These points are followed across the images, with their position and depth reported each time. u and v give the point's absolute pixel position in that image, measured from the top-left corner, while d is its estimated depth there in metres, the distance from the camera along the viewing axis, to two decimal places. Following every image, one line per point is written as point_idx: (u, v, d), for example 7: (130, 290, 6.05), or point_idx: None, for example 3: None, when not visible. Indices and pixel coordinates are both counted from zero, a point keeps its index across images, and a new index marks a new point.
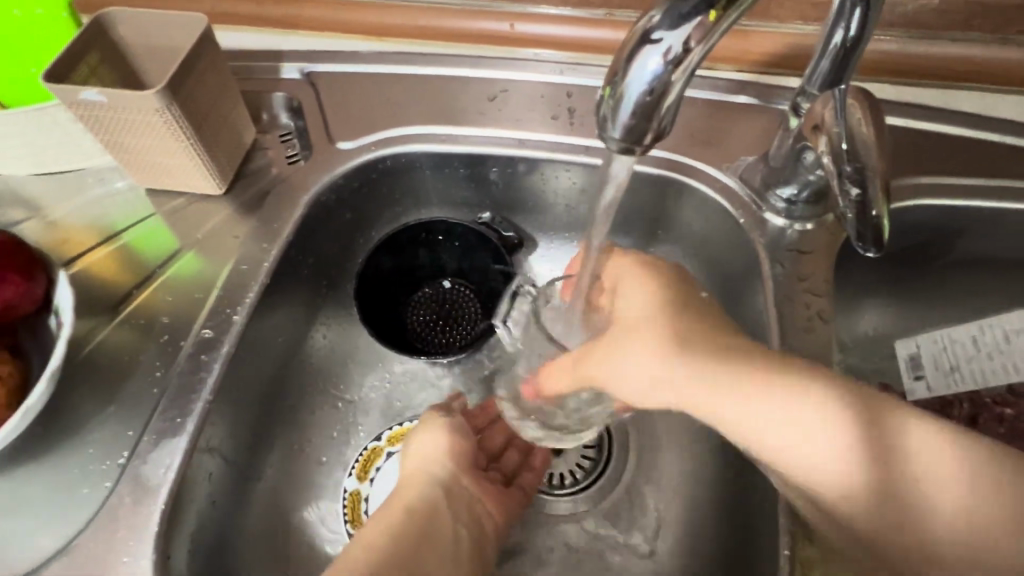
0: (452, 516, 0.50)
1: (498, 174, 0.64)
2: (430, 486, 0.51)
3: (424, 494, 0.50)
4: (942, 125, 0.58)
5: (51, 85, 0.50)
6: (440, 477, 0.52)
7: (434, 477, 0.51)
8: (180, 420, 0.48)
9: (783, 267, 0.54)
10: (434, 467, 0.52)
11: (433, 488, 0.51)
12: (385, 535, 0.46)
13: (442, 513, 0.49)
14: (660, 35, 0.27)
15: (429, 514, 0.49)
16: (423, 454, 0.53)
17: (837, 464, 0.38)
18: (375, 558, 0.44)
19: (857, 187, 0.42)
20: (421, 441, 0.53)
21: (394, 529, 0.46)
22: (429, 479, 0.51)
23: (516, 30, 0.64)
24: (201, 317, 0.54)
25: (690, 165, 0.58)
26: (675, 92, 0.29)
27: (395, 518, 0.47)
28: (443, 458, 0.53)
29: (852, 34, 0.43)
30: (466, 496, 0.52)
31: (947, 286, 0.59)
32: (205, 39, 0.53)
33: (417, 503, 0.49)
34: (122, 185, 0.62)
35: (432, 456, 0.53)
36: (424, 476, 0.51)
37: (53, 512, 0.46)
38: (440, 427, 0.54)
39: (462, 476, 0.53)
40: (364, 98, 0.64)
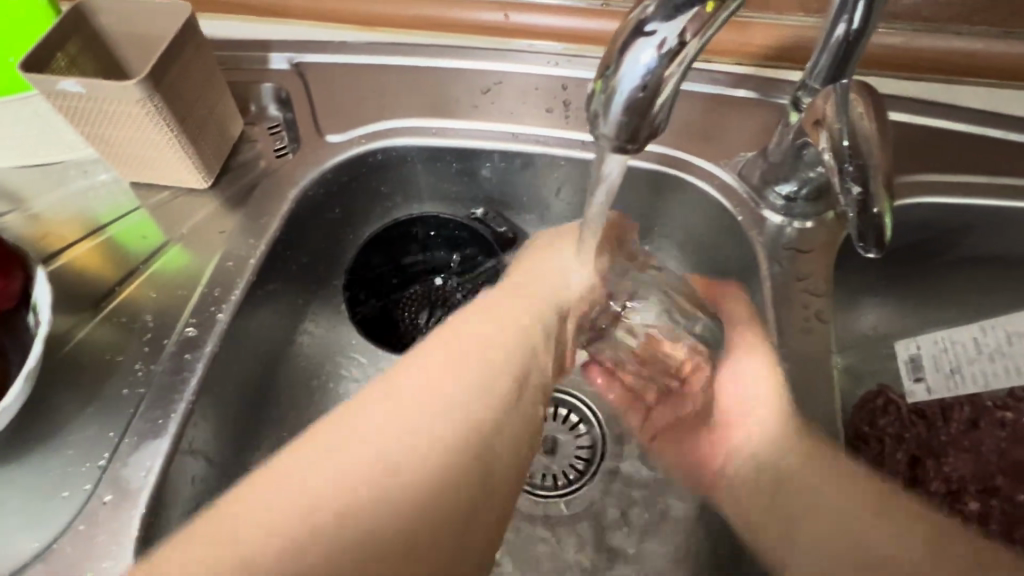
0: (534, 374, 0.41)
1: (491, 169, 0.62)
2: (547, 308, 0.44)
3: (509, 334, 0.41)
4: (946, 120, 0.56)
5: (29, 75, 0.48)
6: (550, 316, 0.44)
7: (553, 297, 0.45)
8: (162, 421, 0.47)
9: (781, 266, 0.52)
10: (559, 284, 0.45)
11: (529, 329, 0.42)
12: (458, 375, 0.38)
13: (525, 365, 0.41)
14: (655, 26, 0.26)
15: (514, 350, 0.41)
16: (535, 296, 0.44)
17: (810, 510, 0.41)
18: (429, 399, 0.37)
19: (859, 184, 0.41)
20: (544, 266, 0.46)
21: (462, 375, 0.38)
22: (551, 301, 0.44)
23: (510, 21, 0.63)
24: (186, 313, 0.52)
25: (687, 161, 0.56)
26: (669, 87, 0.27)
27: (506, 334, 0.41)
28: (553, 291, 0.45)
29: (855, 27, 0.42)
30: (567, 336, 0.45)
31: (950, 286, 0.58)
32: (189, 28, 0.52)
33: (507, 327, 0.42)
34: (105, 178, 0.60)
35: (532, 302, 0.44)
36: (517, 317, 0.42)
37: (31, 515, 0.45)
38: (570, 260, 0.46)
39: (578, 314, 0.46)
40: (354, 90, 0.62)
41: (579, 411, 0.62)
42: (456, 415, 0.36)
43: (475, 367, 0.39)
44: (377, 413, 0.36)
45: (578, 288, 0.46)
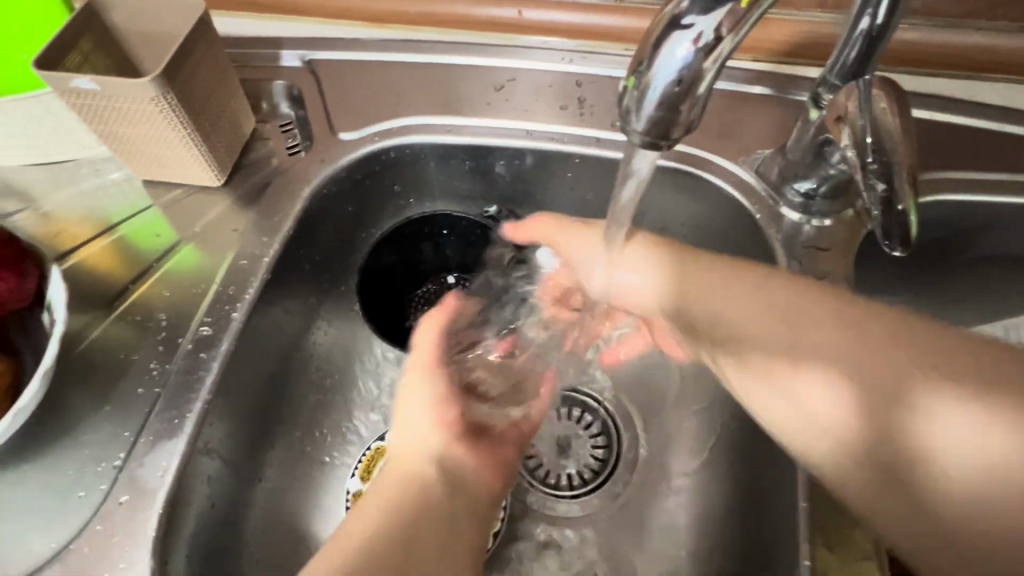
0: (453, 486, 0.47)
1: (505, 167, 0.62)
2: (421, 459, 0.47)
3: (415, 458, 0.47)
4: (967, 117, 0.55)
5: (43, 72, 0.48)
6: (432, 447, 0.48)
7: (422, 446, 0.48)
8: (178, 421, 0.47)
9: (800, 264, 0.52)
10: (420, 430, 0.49)
11: (427, 454, 0.47)
12: (371, 515, 0.42)
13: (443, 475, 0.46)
14: (692, 20, 0.25)
15: (406, 506, 0.43)
16: (412, 430, 0.49)
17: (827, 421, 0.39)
18: (376, 528, 0.41)
19: (884, 180, 0.41)
20: (410, 398, 0.51)
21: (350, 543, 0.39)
22: (422, 452, 0.47)
23: (523, 17, 0.62)
24: (200, 312, 0.52)
25: (705, 158, 0.56)
26: (705, 82, 0.27)
27: (389, 496, 0.43)
28: (427, 419, 0.49)
29: (879, 21, 0.41)
30: (457, 468, 0.48)
31: (969, 284, 0.57)
32: (202, 25, 0.51)
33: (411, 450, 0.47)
34: (117, 176, 0.60)
35: (419, 431, 0.49)
36: (412, 446, 0.48)
37: (47, 515, 0.45)
38: (431, 390, 0.51)
39: (455, 447, 0.49)
40: (367, 87, 0.62)
41: (594, 411, 0.61)
42: (376, 541, 0.40)
43: (384, 506, 0.42)
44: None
45: (445, 402, 0.51)
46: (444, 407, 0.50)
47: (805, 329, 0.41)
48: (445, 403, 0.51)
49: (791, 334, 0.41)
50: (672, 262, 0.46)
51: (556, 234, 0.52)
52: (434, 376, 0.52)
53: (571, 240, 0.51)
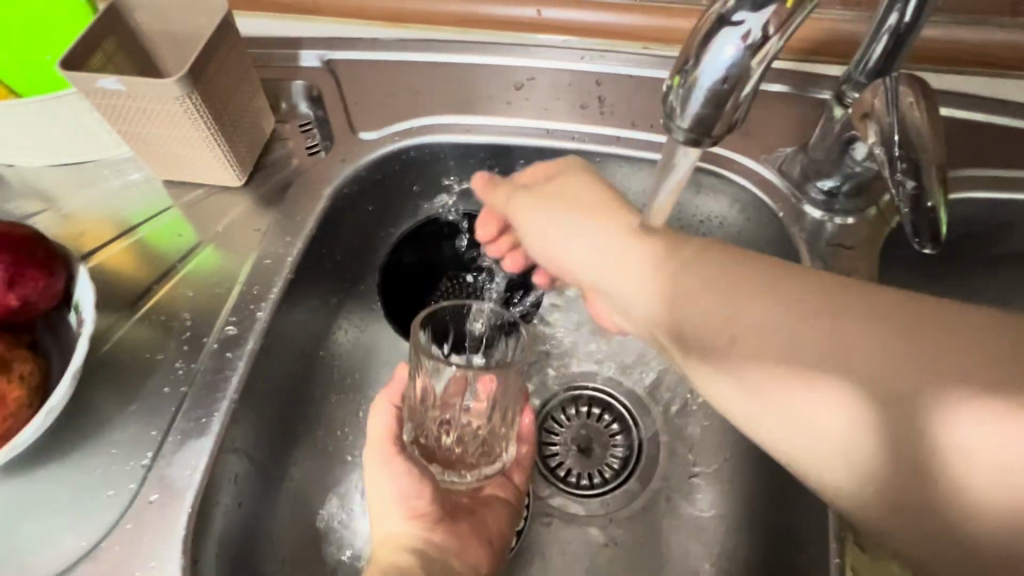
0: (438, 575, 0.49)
1: (525, 165, 0.62)
2: (401, 553, 0.48)
3: (393, 552, 0.48)
4: (990, 114, 0.55)
5: (69, 73, 0.48)
6: (406, 536, 0.49)
7: (398, 537, 0.49)
8: (205, 420, 0.47)
9: (825, 262, 0.52)
10: (393, 521, 0.50)
11: (405, 548, 0.49)
12: None
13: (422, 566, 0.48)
14: (741, 17, 0.25)
15: None
16: (385, 524, 0.50)
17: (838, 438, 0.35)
18: None
19: (912, 177, 0.41)
20: (375, 490, 0.50)
21: None
22: (400, 545, 0.49)
23: (542, 16, 0.62)
24: (224, 312, 0.52)
25: (728, 157, 0.56)
26: (753, 79, 0.27)
27: None
28: (397, 513, 0.50)
29: (907, 19, 0.42)
30: (439, 552, 0.50)
31: (992, 281, 0.57)
32: (225, 25, 0.51)
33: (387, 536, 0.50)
34: (137, 177, 0.60)
35: (392, 524, 0.50)
36: (389, 540, 0.49)
37: (76, 515, 0.45)
38: (387, 484, 0.50)
39: (433, 533, 0.51)
40: (386, 86, 0.62)
41: (613, 409, 0.61)
42: None
43: None
44: None
45: (414, 494, 0.50)
46: (417, 492, 0.50)
47: (843, 323, 0.35)
48: (415, 488, 0.50)
49: (805, 334, 0.36)
50: (662, 258, 0.42)
51: (518, 205, 0.50)
52: (396, 465, 0.50)
53: (536, 208, 0.49)
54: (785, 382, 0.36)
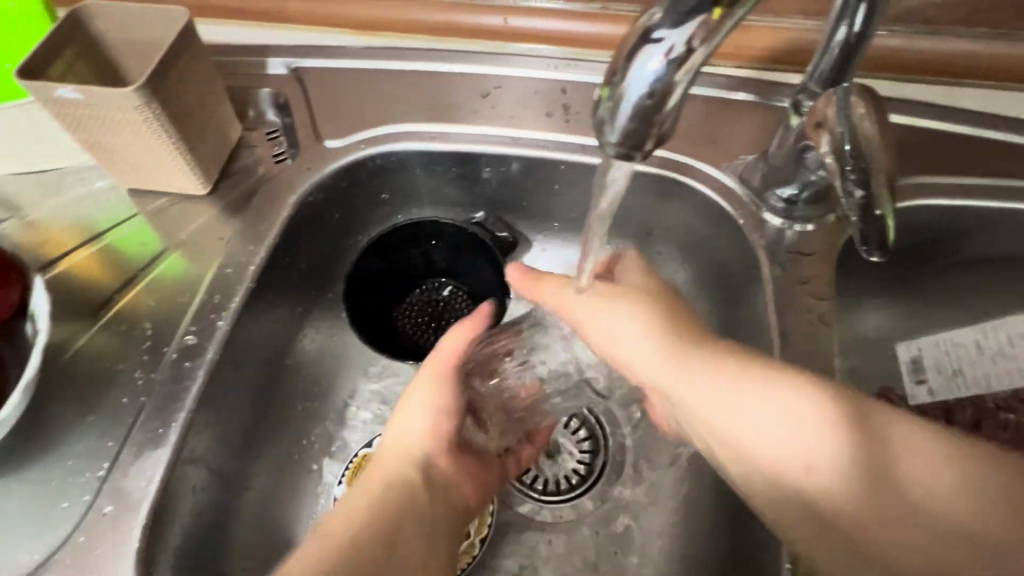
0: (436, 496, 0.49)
1: (492, 173, 0.62)
2: (411, 464, 0.49)
3: (400, 464, 0.48)
4: (948, 123, 0.56)
5: (26, 81, 0.48)
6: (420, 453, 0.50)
7: (411, 451, 0.49)
8: (162, 431, 0.47)
9: (783, 269, 0.52)
10: (414, 432, 0.50)
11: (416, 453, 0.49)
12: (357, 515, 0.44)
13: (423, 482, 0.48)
14: (663, 34, 0.26)
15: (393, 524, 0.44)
16: (406, 432, 0.50)
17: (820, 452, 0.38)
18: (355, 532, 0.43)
19: (861, 187, 0.41)
20: (407, 416, 0.51)
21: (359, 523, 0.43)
22: (413, 457, 0.49)
23: (509, 25, 0.63)
24: (185, 321, 0.52)
25: (690, 165, 0.56)
26: (679, 92, 0.28)
27: (370, 501, 0.45)
28: (423, 424, 0.50)
29: (856, 30, 0.42)
30: (442, 477, 0.50)
31: (951, 287, 0.58)
32: (186, 33, 0.51)
33: (402, 451, 0.49)
34: (102, 185, 0.60)
35: (412, 436, 0.50)
36: (406, 446, 0.50)
37: (31, 527, 0.45)
38: (421, 400, 0.51)
39: (445, 457, 0.51)
40: (353, 94, 0.62)
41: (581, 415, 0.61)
42: (351, 548, 0.41)
43: (362, 511, 0.44)
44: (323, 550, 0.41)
45: (450, 411, 0.51)
46: (441, 414, 0.51)
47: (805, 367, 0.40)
48: (447, 414, 0.51)
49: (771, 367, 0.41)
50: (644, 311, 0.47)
51: (577, 306, 0.49)
52: (447, 383, 0.51)
53: (602, 313, 0.48)
54: (757, 401, 0.40)
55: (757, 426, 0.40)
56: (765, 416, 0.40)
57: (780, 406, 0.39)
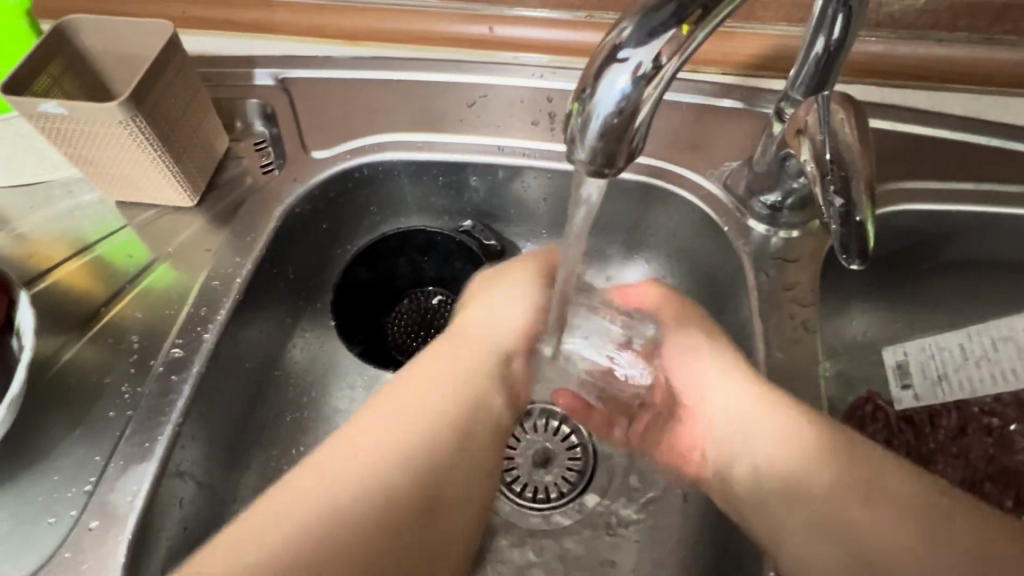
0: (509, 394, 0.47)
1: (479, 181, 0.62)
2: (496, 352, 0.47)
3: (486, 349, 0.47)
4: (931, 127, 0.56)
5: (10, 97, 0.48)
6: (504, 345, 0.48)
7: (499, 339, 0.48)
8: (148, 445, 0.47)
9: (768, 276, 0.52)
10: (501, 325, 0.48)
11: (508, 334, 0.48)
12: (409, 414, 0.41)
13: (483, 390, 0.45)
14: (629, 52, 0.27)
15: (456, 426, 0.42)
16: (502, 315, 0.49)
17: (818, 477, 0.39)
18: (413, 432, 0.40)
19: (842, 196, 0.42)
20: (503, 302, 0.49)
21: (399, 433, 0.40)
22: (495, 343, 0.48)
23: (495, 34, 0.63)
24: (172, 333, 0.52)
25: (676, 172, 0.56)
26: (646, 109, 0.28)
27: (450, 383, 0.44)
28: (522, 321, 0.49)
29: (835, 39, 0.42)
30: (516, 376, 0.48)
31: (936, 291, 0.58)
32: (171, 46, 0.51)
33: (486, 355, 0.47)
34: (91, 197, 0.60)
35: (510, 319, 0.49)
36: (496, 326, 0.48)
37: (17, 542, 0.45)
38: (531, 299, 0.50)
39: (523, 353, 0.49)
40: (340, 104, 0.62)
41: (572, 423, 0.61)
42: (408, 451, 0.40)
43: (434, 404, 0.42)
44: (335, 469, 0.38)
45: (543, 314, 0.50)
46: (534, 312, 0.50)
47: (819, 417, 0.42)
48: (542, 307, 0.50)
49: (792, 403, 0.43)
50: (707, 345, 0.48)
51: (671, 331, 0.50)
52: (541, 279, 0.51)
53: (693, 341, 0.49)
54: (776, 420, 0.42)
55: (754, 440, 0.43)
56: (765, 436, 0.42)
57: (788, 434, 0.41)
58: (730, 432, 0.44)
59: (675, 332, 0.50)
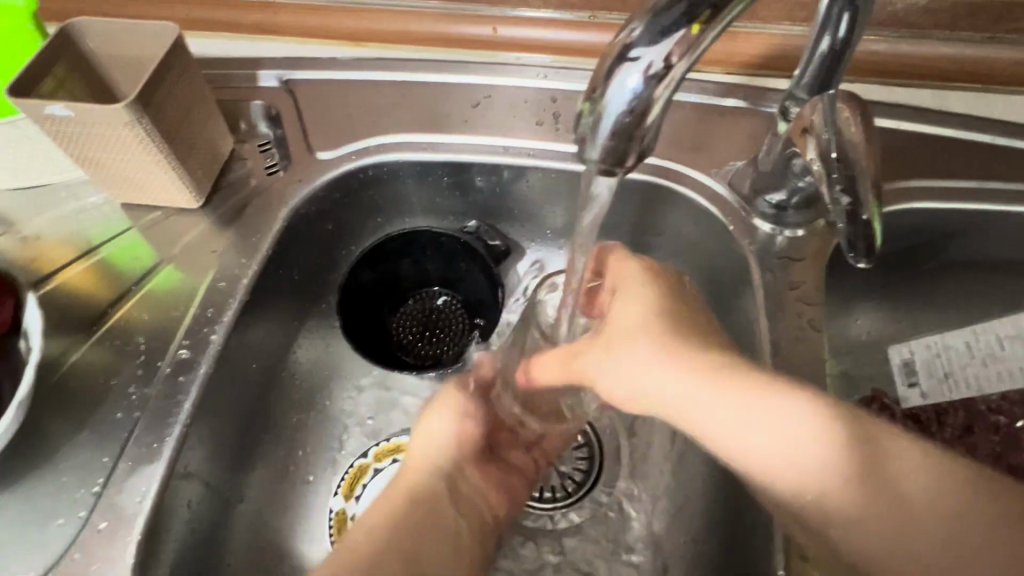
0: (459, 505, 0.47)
1: (483, 182, 0.62)
2: (433, 476, 0.47)
3: (425, 473, 0.47)
4: (935, 126, 0.56)
5: (17, 100, 0.48)
6: (443, 463, 0.48)
7: (438, 464, 0.48)
8: (156, 446, 0.47)
9: (774, 275, 0.52)
10: (436, 451, 0.49)
11: (443, 458, 0.48)
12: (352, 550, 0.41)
13: (427, 507, 0.45)
14: (640, 51, 0.27)
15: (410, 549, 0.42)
16: (431, 438, 0.49)
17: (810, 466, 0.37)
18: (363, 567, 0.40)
19: (848, 194, 0.42)
20: (434, 427, 0.49)
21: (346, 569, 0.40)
22: (433, 468, 0.48)
23: (498, 34, 0.63)
24: (179, 335, 0.52)
25: (681, 171, 0.57)
26: (658, 107, 0.29)
27: (396, 507, 0.44)
28: (452, 447, 0.49)
29: (840, 38, 0.42)
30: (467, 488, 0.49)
31: (941, 289, 0.58)
32: (176, 48, 0.51)
33: (423, 477, 0.47)
34: (96, 200, 0.60)
35: (440, 443, 0.49)
36: (429, 453, 0.48)
37: (26, 544, 0.45)
38: (455, 409, 0.50)
39: (466, 467, 0.50)
40: (344, 105, 0.62)
41: (577, 423, 0.61)
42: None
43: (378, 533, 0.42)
44: None
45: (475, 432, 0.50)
46: (466, 425, 0.50)
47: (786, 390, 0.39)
48: (470, 417, 0.50)
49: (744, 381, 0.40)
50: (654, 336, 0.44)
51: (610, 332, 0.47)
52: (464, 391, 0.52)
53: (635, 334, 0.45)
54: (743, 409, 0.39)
55: (726, 424, 0.40)
56: (737, 415, 0.40)
57: (761, 404, 0.39)
58: (699, 422, 0.41)
59: (606, 357, 0.46)
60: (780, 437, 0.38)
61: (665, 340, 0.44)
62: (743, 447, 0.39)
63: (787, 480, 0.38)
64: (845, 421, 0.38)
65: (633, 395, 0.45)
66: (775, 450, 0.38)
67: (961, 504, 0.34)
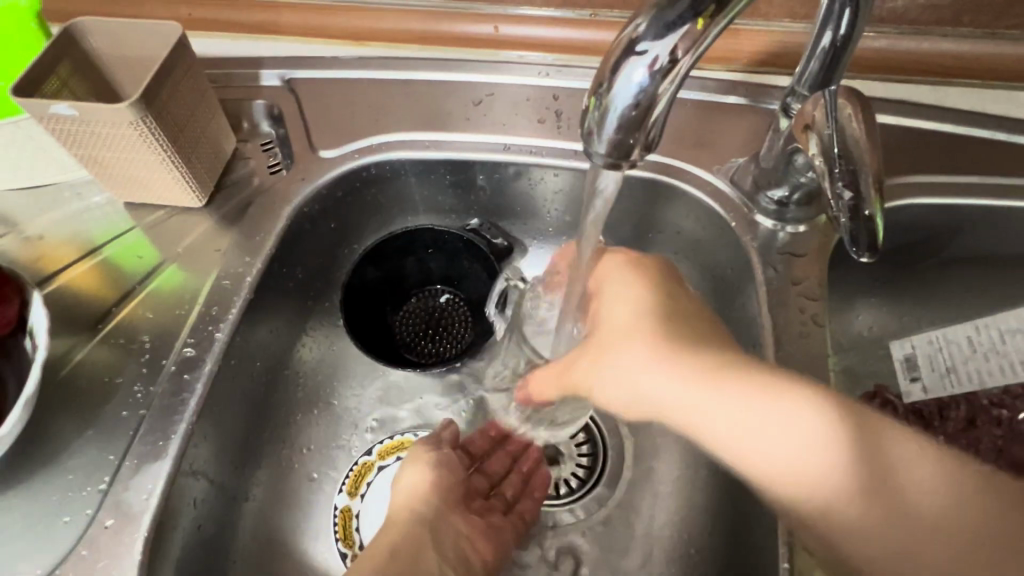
0: (442, 551, 0.49)
1: (485, 179, 0.62)
2: (415, 525, 0.49)
3: (406, 522, 0.49)
4: (935, 122, 0.57)
5: (22, 100, 0.48)
6: (423, 512, 0.50)
7: (419, 514, 0.50)
8: (162, 443, 0.47)
9: (776, 270, 0.53)
10: (416, 501, 0.50)
11: (423, 505, 0.50)
12: None
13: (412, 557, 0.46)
14: (646, 46, 0.28)
15: None
16: (408, 488, 0.51)
17: (814, 475, 0.37)
18: None
19: (850, 189, 0.42)
20: (408, 480, 0.52)
21: None
22: (413, 517, 0.49)
23: (500, 33, 0.63)
24: (183, 333, 0.52)
25: (683, 168, 0.57)
26: (663, 102, 0.29)
27: (379, 559, 0.46)
28: (429, 497, 0.51)
29: (842, 34, 0.42)
30: (451, 535, 0.50)
31: (942, 284, 0.59)
32: (179, 47, 0.52)
33: (404, 528, 0.48)
34: (99, 199, 0.60)
35: (419, 492, 0.51)
36: (407, 503, 0.50)
37: (33, 541, 0.45)
38: (426, 460, 0.53)
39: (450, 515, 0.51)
40: (346, 104, 0.63)
41: (580, 419, 0.61)
42: None
43: None
44: None
45: (449, 483, 0.53)
46: (438, 474, 0.52)
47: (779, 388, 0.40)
48: (442, 468, 0.53)
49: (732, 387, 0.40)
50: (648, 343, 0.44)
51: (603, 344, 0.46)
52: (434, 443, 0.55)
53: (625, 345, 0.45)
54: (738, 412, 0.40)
55: (735, 426, 0.40)
56: (745, 415, 0.40)
57: (770, 404, 0.39)
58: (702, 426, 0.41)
59: (606, 363, 0.45)
60: (789, 437, 0.38)
61: (665, 341, 0.43)
62: (753, 450, 0.39)
63: (789, 486, 0.38)
64: (849, 414, 0.38)
65: (635, 402, 0.44)
66: (780, 453, 0.38)
67: (966, 494, 0.35)
